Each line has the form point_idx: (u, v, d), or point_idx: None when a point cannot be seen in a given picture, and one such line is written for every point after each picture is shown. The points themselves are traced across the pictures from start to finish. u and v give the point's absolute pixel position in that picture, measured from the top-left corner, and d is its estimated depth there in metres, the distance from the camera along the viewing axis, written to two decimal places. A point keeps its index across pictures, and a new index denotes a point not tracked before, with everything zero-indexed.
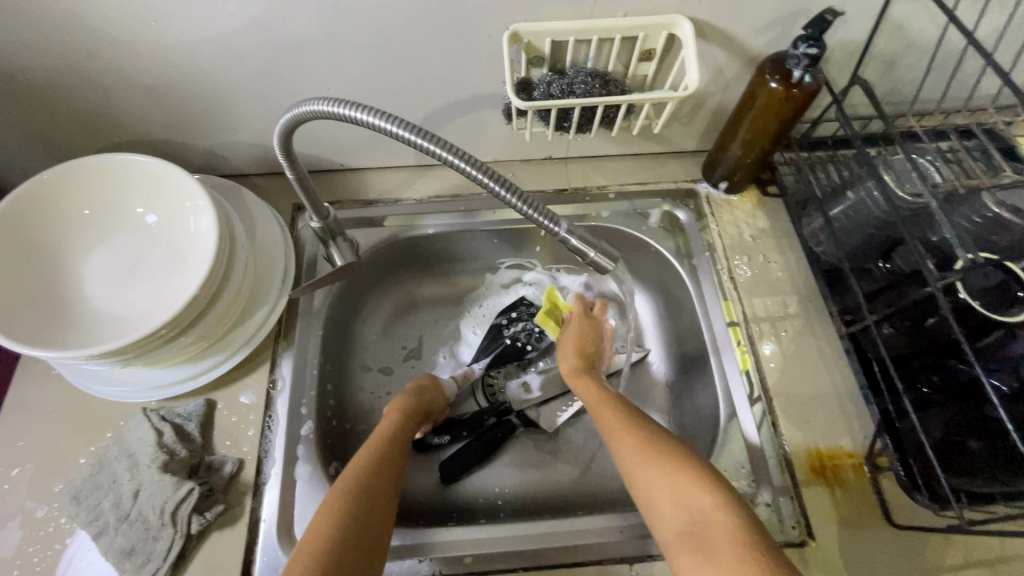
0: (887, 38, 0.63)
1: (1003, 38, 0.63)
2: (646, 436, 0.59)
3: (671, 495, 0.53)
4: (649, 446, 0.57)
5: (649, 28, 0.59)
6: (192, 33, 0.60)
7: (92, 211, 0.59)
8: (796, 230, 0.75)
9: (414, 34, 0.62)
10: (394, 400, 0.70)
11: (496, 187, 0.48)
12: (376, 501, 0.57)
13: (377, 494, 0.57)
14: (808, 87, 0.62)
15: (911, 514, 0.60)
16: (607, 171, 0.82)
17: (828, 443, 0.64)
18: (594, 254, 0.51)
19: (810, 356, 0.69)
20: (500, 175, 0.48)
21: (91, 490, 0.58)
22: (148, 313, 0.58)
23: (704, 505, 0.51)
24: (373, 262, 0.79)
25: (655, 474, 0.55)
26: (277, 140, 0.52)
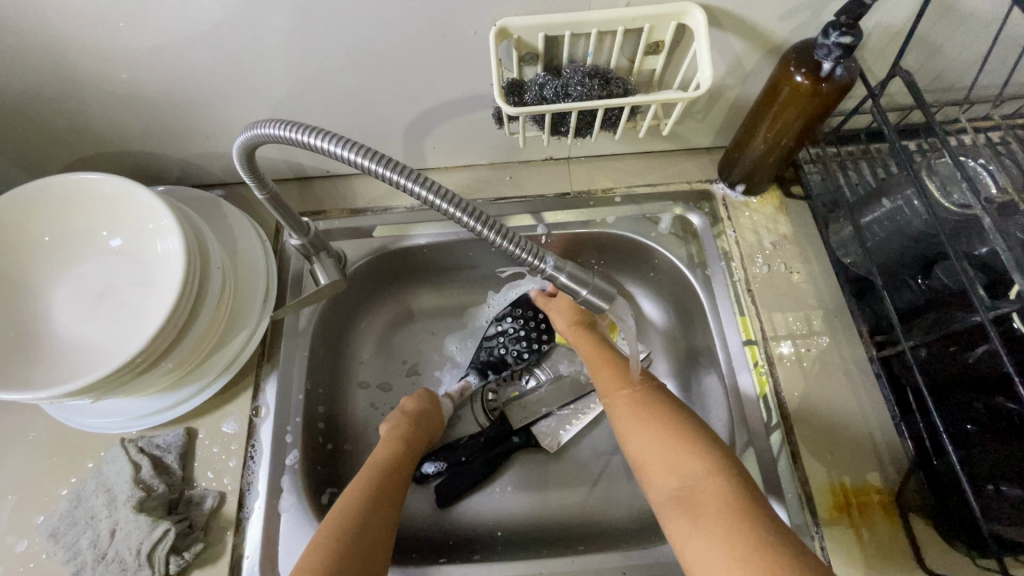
0: (934, 21, 0.55)
1: None
2: (647, 398, 0.59)
3: (662, 454, 0.54)
4: (649, 413, 0.57)
5: (656, 19, 0.52)
6: (153, 39, 0.55)
7: (53, 237, 0.56)
8: (823, 237, 0.68)
9: (394, 33, 0.56)
10: (393, 419, 0.67)
11: (477, 225, 0.46)
12: (373, 524, 0.53)
13: (373, 518, 0.54)
14: (839, 80, 0.55)
15: (947, 560, 0.54)
16: (614, 171, 0.75)
17: (855, 478, 0.58)
18: (587, 293, 0.50)
19: (837, 379, 0.62)
20: (480, 211, 0.46)
21: (69, 526, 0.55)
22: (114, 344, 0.55)
23: (696, 468, 0.52)
24: (365, 274, 0.74)
25: (652, 434, 0.56)
26: (238, 162, 0.48)
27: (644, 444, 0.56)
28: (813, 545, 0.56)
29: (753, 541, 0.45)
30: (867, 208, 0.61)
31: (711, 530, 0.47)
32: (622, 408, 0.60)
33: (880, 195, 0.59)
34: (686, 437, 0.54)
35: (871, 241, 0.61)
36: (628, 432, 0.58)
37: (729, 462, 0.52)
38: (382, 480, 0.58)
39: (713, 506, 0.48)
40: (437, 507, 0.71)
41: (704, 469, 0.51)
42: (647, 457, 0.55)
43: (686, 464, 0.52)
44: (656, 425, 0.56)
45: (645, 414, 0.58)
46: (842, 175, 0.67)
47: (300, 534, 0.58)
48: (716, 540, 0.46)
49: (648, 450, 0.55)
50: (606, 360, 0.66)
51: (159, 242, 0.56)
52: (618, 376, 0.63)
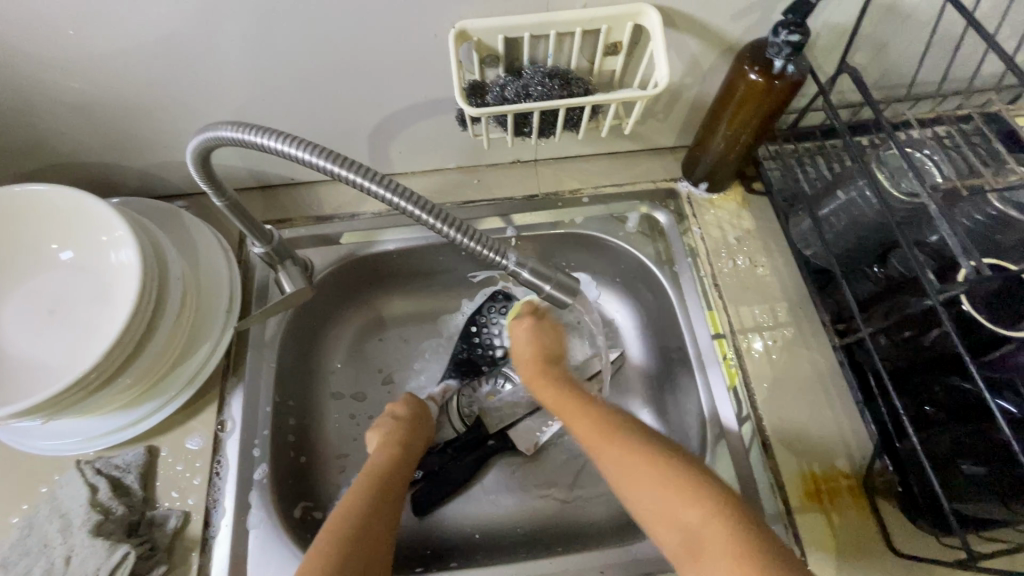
0: (877, 19, 0.57)
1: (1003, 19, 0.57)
2: (629, 435, 0.55)
3: (658, 501, 0.50)
4: (634, 452, 0.53)
5: (613, 20, 0.53)
6: (105, 46, 0.54)
7: (2, 250, 0.54)
8: (784, 231, 0.69)
9: (354, 38, 0.56)
10: (386, 424, 0.66)
11: (446, 229, 0.46)
12: (378, 528, 0.54)
13: (378, 525, 0.55)
14: (791, 77, 0.56)
15: (913, 540, 0.55)
16: (581, 173, 0.76)
17: (824, 464, 0.59)
18: (550, 288, 0.50)
19: (803, 369, 0.64)
20: (455, 219, 0.46)
21: (21, 556, 0.52)
22: (67, 362, 0.52)
23: (694, 511, 0.48)
24: (333, 282, 0.73)
25: (642, 478, 0.52)
26: (194, 168, 0.47)
27: (638, 491, 0.52)
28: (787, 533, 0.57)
29: (674, 475, 0.51)
30: (824, 200, 0.63)
31: (647, 480, 0.52)
32: (605, 450, 0.55)
33: (835, 187, 0.62)
34: (615, 421, 0.57)
35: (829, 231, 0.63)
36: (617, 476, 0.54)
37: (728, 496, 0.49)
38: (380, 496, 0.57)
39: (642, 458, 0.53)
40: (415, 516, 0.69)
41: (704, 513, 0.48)
42: (644, 503, 0.51)
43: (685, 504, 0.49)
44: (642, 466, 0.52)
45: (629, 451, 0.54)
46: (800, 172, 0.69)
47: (272, 549, 0.56)
48: (650, 488, 0.51)
49: (642, 496, 0.52)
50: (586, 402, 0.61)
51: (112, 255, 0.54)
52: (586, 412, 0.60)
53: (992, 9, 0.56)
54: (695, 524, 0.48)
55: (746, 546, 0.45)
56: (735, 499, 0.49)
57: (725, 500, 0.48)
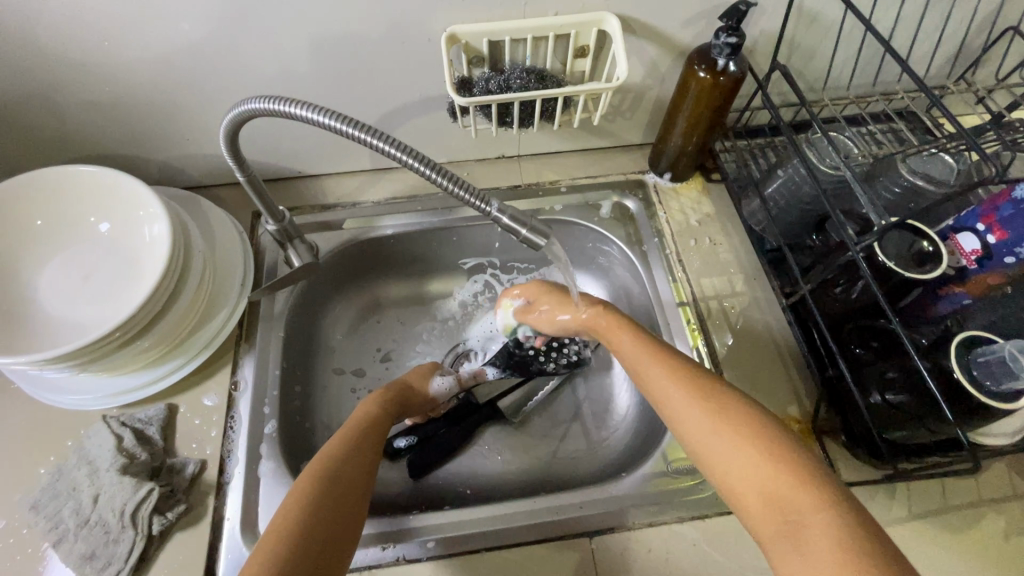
0: (801, 26, 0.68)
1: (901, 28, 0.69)
2: (749, 411, 0.51)
3: (759, 481, 0.46)
4: (751, 428, 0.49)
5: (580, 26, 0.64)
6: (144, 47, 0.62)
7: (45, 221, 0.61)
8: (738, 212, 0.79)
9: (358, 42, 0.65)
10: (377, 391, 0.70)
11: (448, 184, 0.49)
12: (353, 469, 0.56)
13: (353, 468, 0.56)
14: (733, 74, 0.66)
15: (856, 472, 0.62)
16: (559, 167, 0.85)
17: (777, 411, 0.66)
18: (525, 232, 0.51)
19: (758, 331, 0.72)
20: (458, 177, 0.49)
21: (51, 498, 0.57)
22: (100, 320, 0.59)
23: (801, 498, 0.43)
24: (336, 264, 0.80)
25: (743, 455, 0.47)
26: (223, 142, 0.54)
27: (736, 469, 0.47)
28: None
29: (775, 442, 0.47)
30: (767, 181, 0.73)
31: (742, 450, 0.48)
32: (697, 423, 0.52)
33: (775, 168, 0.72)
34: (716, 391, 0.53)
35: (775, 208, 0.72)
36: (710, 452, 0.50)
37: (837, 492, 0.43)
38: (354, 444, 0.59)
39: (737, 428, 0.49)
40: (412, 479, 0.74)
41: (813, 504, 0.42)
42: (740, 484, 0.47)
43: (788, 488, 0.44)
44: (747, 443, 0.48)
45: (744, 427, 0.49)
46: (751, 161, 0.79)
47: (281, 494, 0.62)
48: (744, 457, 0.47)
49: (739, 474, 0.47)
50: (684, 369, 0.57)
51: (146, 229, 0.61)
52: (681, 379, 0.55)
53: (887, 17, 0.68)
54: (803, 504, 0.43)
55: (854, 539, 0.39)
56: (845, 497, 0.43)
57: (835, 496, 0.43)
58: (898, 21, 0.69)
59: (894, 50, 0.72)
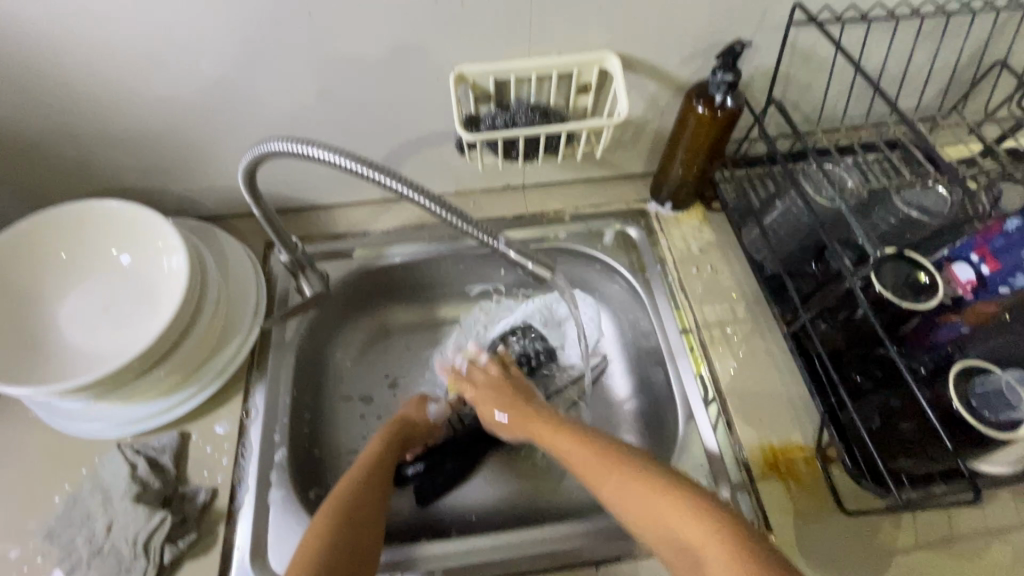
0: (795, 63, 0.71)
1: (891, 64, 0.72)
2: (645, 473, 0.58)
3: (674, 539, 0.53)
4: (651, 490, 0.56)
5: (582, 65, 0.67)
6: (167, 87, 0.66)
7: (68, 254, 0.63)
8: (738, 240, 0.80)
9: (370, 81, 0.68)
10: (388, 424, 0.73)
11: (452, 218, 0.54)
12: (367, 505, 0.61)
13: (367, 504, 0.61)
14: (730, 109, 0.69)
15: (861, 501, 0.63)
16: (563, 196, 0.88)
17: (781, 438, 0.67)
18: (533, 265, 0.59)
19: (760, 358, 0.73)
20: (460, 210, 0.55)
21: (65, 526, 0.58)
22: (118, 350, 0.61)
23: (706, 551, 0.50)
24: (345, 292, 0.82)
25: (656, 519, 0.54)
26: (241, 179, 0.57)
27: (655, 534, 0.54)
28: (750, 499, 0.64)
29: (668, 497, 0.54)
30: (766, 211, 0.75)
31: (652, 502, 0.55)
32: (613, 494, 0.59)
33: (775, 199, 0.74)
34: (616, 457, 0.61)
35: (775, 237, 0.74)
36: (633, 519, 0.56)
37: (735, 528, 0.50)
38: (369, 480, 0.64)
39: (644, 488, 0.56)
40: (420, 505, 0.75)
41: (717, 552, 0.49)
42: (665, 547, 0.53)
43: (697, 538, 0.51)
44: (658, 503, 0.55)
45: (648, 489, 0.56)
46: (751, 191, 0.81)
47: (291, 522, 0.63)
48: (654, 507, 0.55)
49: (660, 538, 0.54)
50: (592, 442, 0.63)
51: (165, 260, 0.63)
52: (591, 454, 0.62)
53: (878, 54, 0.71)
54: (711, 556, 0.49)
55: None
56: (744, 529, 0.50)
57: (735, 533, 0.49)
58: (888, 58, 0.71)
59: (886, 84, 0.75)
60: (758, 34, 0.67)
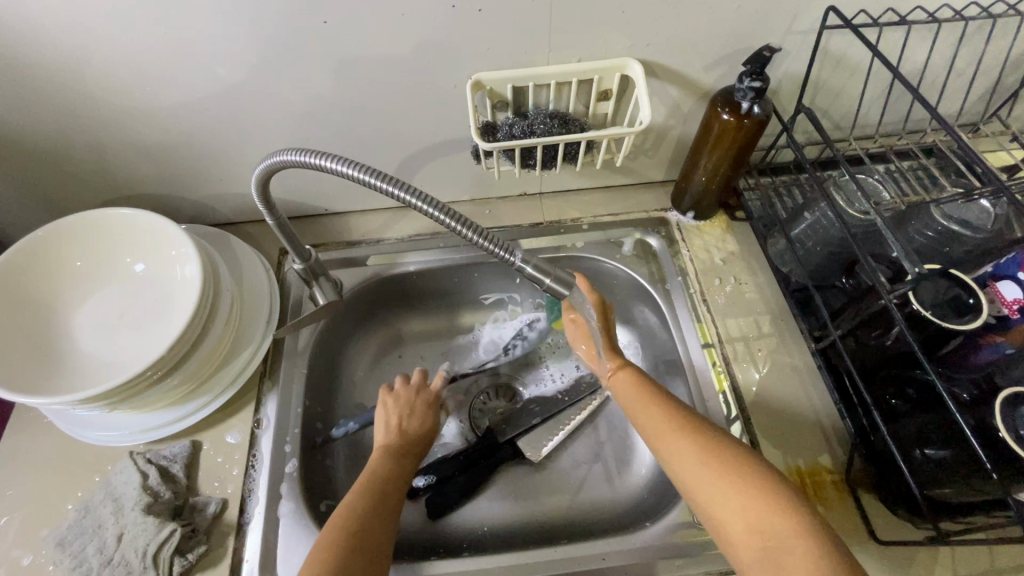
0: (827, 68, 0.68)
1: (929, 67, 0.69)
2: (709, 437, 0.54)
3: (732, 503, 0.49)
4: (718, 451, 0.52)
5: (603, 71, 0.65)
6: (185, 95, 0.65)
7: (84, 262, 0.64)
8: (763, 251, 0.78)
9: (387, 88, 0.67)
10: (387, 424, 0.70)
11: (466, 231, 0.54)
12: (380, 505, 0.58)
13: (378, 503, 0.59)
14: (757, 116, 0.66)
15: (893, 530, 0.59)
16: (581, 204, 0.86)
17: (807, 460, 0.64)
18: (550, 282, 0.58)
19: (787, 376, 0.70)
20: (473, 223, 0.55)
21: (76, 535, 0.58)
22: (132, 359, 0.60)
23: (777, 523, 0.47)
24: (359, 300, 0.81)
25: (719, 482, 0.50)
26: (255, 189, 0.56)
27: (713, 494, 0.50)
28: None
29: (731, 457, 0.52)
30: (794, 222, 0.72)
31: (728, 482, 0.50)
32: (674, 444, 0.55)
33: (803, 210, 0.71)
34: (686, 417, 0.57)
35: (802, 249, 0.71)
36: (689, 475, 0.52)
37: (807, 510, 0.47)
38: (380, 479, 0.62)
39: (721, 463, 0.51)
40: (432, 519, 0.73)
41: (791, 529, 0.46)
42: (717, 509, 0.50)
43: (760, 508, 0.48)
44: (721, 466, 0.51)
45: (712, 453, 0.52)
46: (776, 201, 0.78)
47: (301, 535, 0.62)
48: (728, 488, 0.50)
49: (718, 497, 0.50)
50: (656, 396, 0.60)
51: (178, 268, 0.63)
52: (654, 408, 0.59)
53: (915, 58, 0.67)
54: (778, 530, 0.46)
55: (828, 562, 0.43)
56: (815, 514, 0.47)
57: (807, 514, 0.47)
58: (926, 62, 0.68)
59: (922, 91, 0.72)
60: (788, 39, 0.64)
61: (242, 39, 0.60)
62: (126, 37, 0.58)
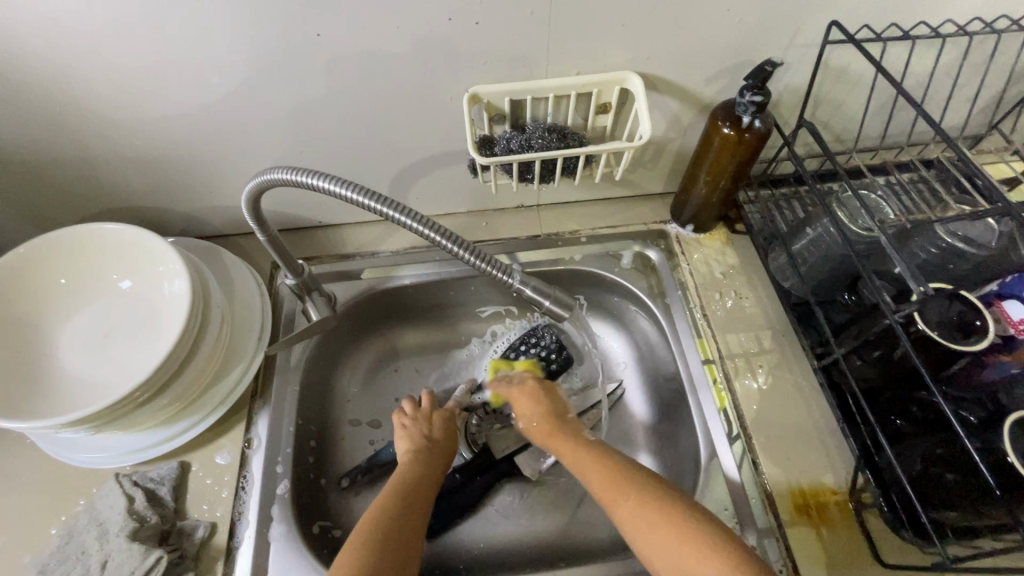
0: (830, 81, 0.67)
1: (931, 80, 0.68)
2: (643, 487, 0.56)
3: (668, 554, 0.50)
4: (649, 500, 0.54)
5: (602, 84, 0.63)
6: (174, 107, 0.64)
7: (69, 279, 0.62)
8: (764, 265, 0.76)
9: (382, 101, 0.66)
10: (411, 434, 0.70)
11: (472, 259, 0.55)
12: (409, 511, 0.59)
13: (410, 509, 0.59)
14: (759, 130, 0.65)
15: (900, 553, 0.58)
16: (579, 216, 0.84)
17: (811, 480, 0.63)
18: (549, 303, 0.58)
19: (789, 393, 0.68)
20: (478, 250, 0.55)
21: (60, 562, 0.56)
22: (117, 380, 0.58)
23: (713, 572, 0.47)
24: (353, 314, 0.79)
25: (656, 531, 0.52)
26: (245, 206, 0.55)
27: (651, 542, 0.52)
28: (779, 547, 0.60)
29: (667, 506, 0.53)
30: (795, 237, 0.71)
31: (665, 532, 0.51)
32: (617, 494, 0.57)
33: (804, 225, 0.70)
34: (622, 470, 0.59)
35: (804, 264, 0.70)
36: (630, 528, 0.54)
37: (740, 552, 0.48)
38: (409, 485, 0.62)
39: (656, 512, 0.53)
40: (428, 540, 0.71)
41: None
42: (656, 557, 0.51)
43: (693, 554, 0.49)
44: (658, 516, 0.53)
45: (645, 503, 0.54)
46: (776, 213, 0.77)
47: (292, 560, 0.60)
48: (666, 539, 0.51)
49: (656, 548, 0.51)
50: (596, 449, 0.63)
51: (166, 285, 0.61)
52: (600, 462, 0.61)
53: (918, 72, 0.67)
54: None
55: None
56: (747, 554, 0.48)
57: (739, 557, 0.48)
58: (929, 75, 0.67)
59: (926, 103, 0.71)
60: (789, 52, 0.63)
61: (233, 51, 0.59)
62: (114, 49, 0.57)
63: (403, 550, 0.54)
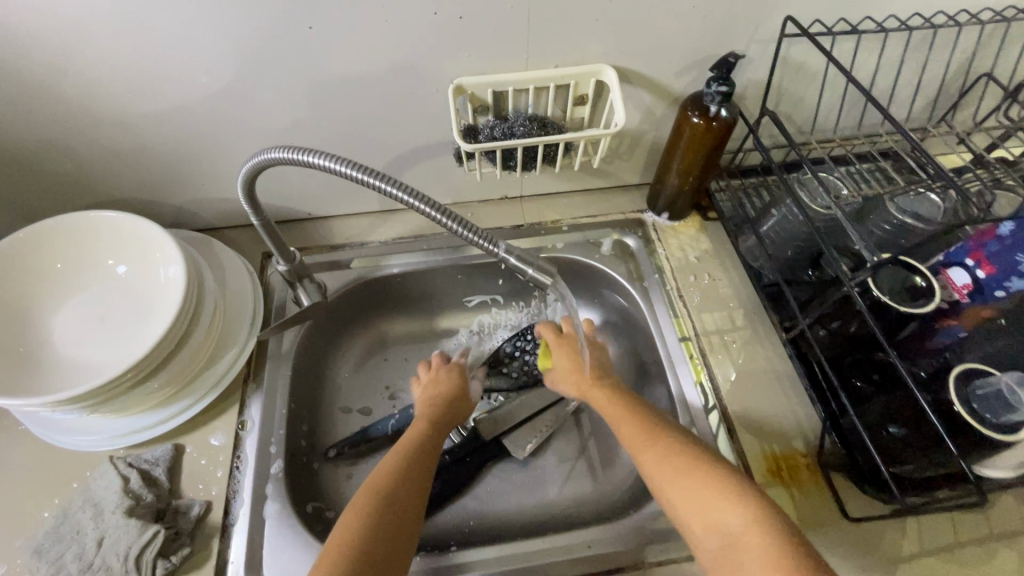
0: (789, 75, 0.72)
1: (880, 74, 0.74)
2: (674, 441, 0.57)
3: (691, 499, 0.52)
4: (677, 453, 0.56)
5: (578, 77, 0.68)
6: (168, 99, 0.66)
7: (63, 266, 0.63)
8: (735, 249, 0.81)
9: (370, 93, 0.69)
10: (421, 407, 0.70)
11: (454, 226, 0.53)
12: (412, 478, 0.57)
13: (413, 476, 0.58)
14: (725, 119, 0.70)
15: (865, 508, 0.62)
16: (560, 207, 0.88)
17: (782, 445, 0.66)
18: (532, 270, 0.55)
19: (760, 366, 0.72)
20: (463, 219, 0.54)
21: (54, 542, 0.57)
22: (112, 361, 0.60)
23: (733, 516, 0.49)
24: (343, 303, 0.82)
25: (684, 482, 0.53)
26: (241, 188, 0.57)
27: (677, 490, 0.53)
28: None
29: (694, 457, 0.55)
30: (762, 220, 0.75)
31: (691, 481, 0.53)
32: (646, 448, 0.58)
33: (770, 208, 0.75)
34: (656, 427, 0.60)
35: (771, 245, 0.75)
36: (659, 477, 0.55)
37: (764, 503, 0.49)
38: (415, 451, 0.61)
39: (684, 463, 0.54)
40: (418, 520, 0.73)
41: (745, 522, 0.48)
42: (680, 504, 0.53)
43: (714, 503, 0.50)
44: (686, 465, 0.54)
45: (674, 458, 0.55)
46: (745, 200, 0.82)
47: (287, 534, 0.62)
48: (691, 488, 0.52)
49: (683, 495, 0.53)
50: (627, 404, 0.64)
51: (161, 270, 0.63)
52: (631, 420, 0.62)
53: (867, 66, 0.72)
54: (729, 523, 0.49)
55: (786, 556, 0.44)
56: (773, 506, 0.49)
57: (762, 507, 0.49)
58: (877, 69, 0.73)
59: (876, 96, 0.76)
60: (750, 47, 0.68)
61: (227, 45, 0.61)
62: (111, 42, 0.59)
63: (404, 515, 0.53)
